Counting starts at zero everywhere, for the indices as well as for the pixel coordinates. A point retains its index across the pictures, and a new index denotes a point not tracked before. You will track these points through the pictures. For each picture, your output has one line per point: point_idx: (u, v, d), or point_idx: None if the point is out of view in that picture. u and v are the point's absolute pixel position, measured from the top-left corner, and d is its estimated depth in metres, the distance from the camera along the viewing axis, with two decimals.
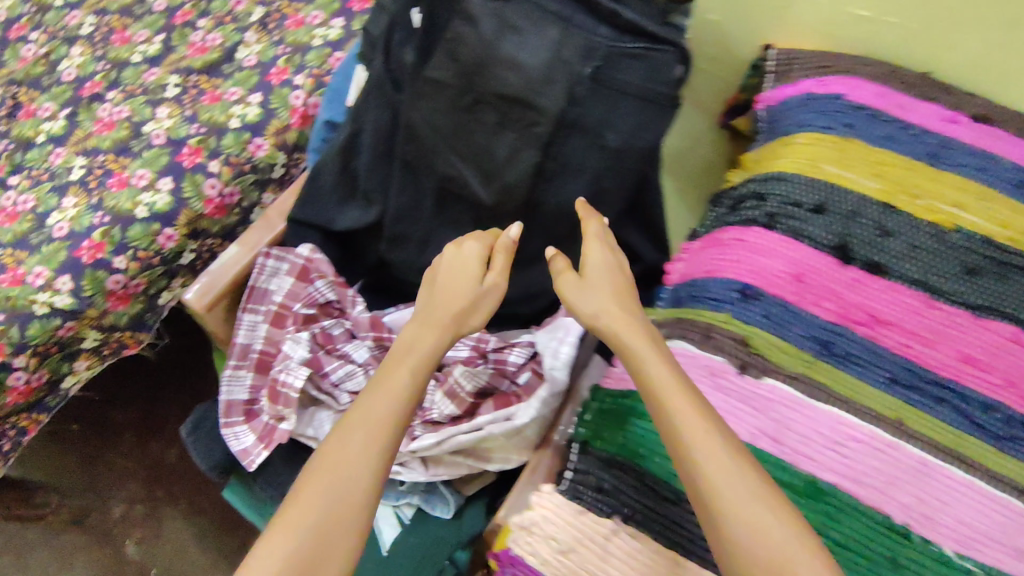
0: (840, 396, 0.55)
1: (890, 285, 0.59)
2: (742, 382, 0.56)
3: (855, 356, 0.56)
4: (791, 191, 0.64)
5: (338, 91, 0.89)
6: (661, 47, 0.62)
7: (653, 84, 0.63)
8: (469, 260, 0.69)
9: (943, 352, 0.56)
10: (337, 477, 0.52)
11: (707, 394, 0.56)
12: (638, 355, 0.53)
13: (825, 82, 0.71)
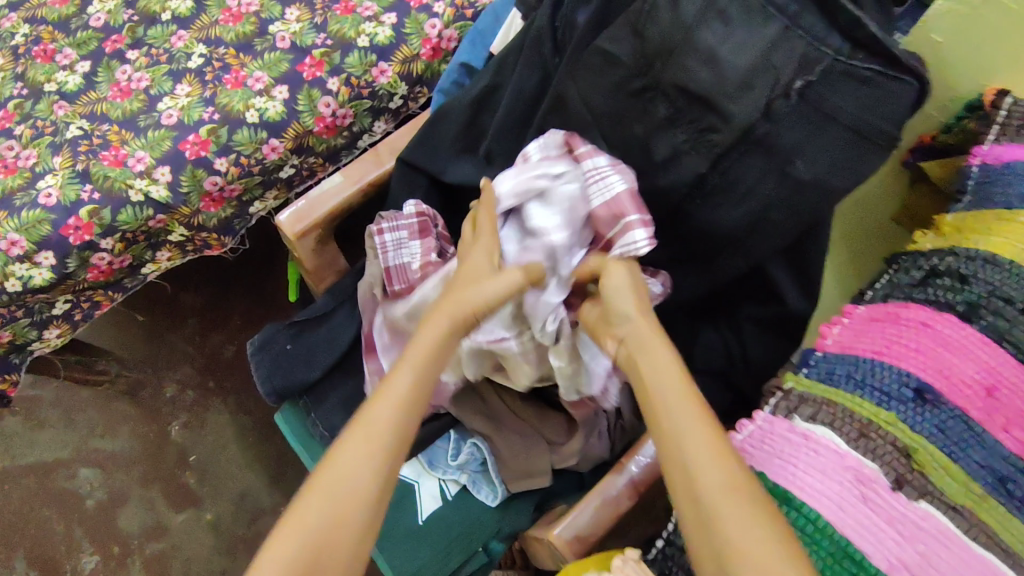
0: (924, 484, 0.47)
1: (967, 337, 0.51)
2: (896, 501, 0.46)
3: (935, 424, 0.48)
4: (1005, 284, 0.51)
5: (483, 35, 0.82)
6: (902, 78, 0.50)
7: (870, 117, 0.51)
8: (478, 260, 0.62)
9: (1011, 419, 0.49)
10: (349, 466, 0.49)
11: (846, 501, 0.47)
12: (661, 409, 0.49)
13: None
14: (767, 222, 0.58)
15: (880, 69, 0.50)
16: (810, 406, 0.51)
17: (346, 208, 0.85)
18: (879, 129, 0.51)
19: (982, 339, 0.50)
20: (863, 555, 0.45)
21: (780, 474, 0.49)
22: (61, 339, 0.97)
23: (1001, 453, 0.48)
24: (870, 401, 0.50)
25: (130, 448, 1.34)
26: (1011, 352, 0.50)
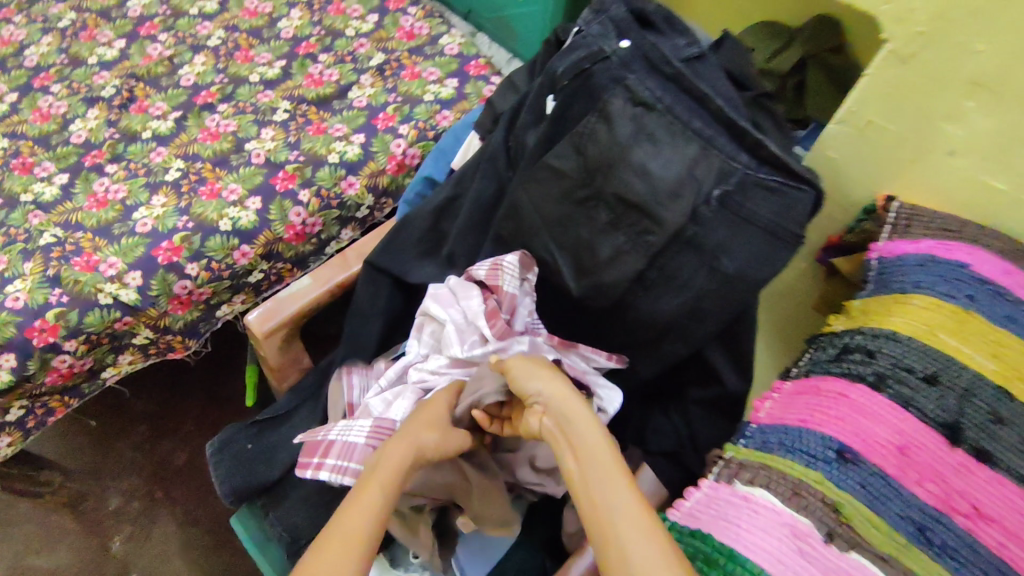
0: (855, 533, 0.51)
1: (880, 403, 0.58)
2: (831, 553, 0.49)
3: (859, 477, 0.54)
4: (901, 356, 0.61)
5: (445, 152, 0.92)
6: (799, 187, 0.61)
7: (783, 222, 0.61)
8: (436, 406, 0.69)
9: (924, 473, 0.55)
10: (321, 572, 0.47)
11: (786, 555, 0.49)
12: (595, 521, 0.47)
13: (948, 245, 0.69)
14: (698, 311, 0.67)
15: (781, 178, 0.61)
16: (748, 470, 0.57)
17: (312, 308, 0.90)
18: (786, 228, 0.61)
19: (891, 401, 0.58)
20: None
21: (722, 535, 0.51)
22: (9, 448, 0.95)
23: (919, 503, 0.54)
24: (799, 462, 0.56)
25: (64, 569, 1.24)
26: (915, 413, 0.58)
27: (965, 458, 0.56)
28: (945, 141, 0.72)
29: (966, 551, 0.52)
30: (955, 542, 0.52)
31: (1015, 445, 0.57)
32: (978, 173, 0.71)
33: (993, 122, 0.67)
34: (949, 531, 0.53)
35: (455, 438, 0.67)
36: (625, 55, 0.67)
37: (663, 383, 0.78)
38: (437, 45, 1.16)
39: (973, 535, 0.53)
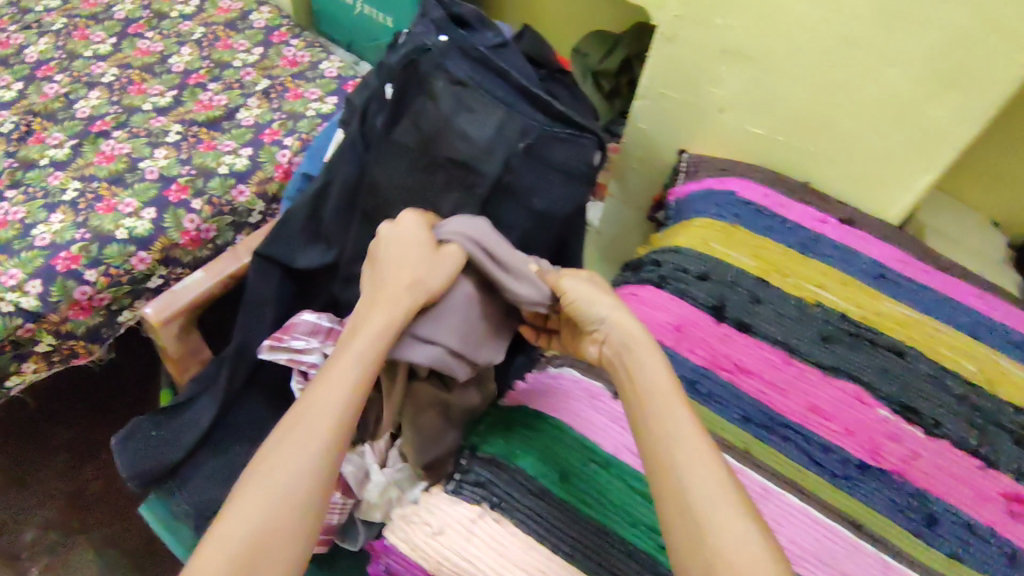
0: None
1: (661, 296, 0.74)
2: (618, 405, 0.64)
3: None
4: (682, 262, 0.76)
5: (319, 150, 1.04)
6: (583, 136, 0.77)
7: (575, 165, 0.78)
8: (417, 231, 0.67)
9: (696, 342, 0.70)
10: (286, 462, 0.50)
11: (583, 410, 0.64)
12: (660, 468, 0.51)
13: (723, 181, 0.86)
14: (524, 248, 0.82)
15: (570, 129, 0.77)
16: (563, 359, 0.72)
17: (207, 298, 0.99)
18: (577, 169, 0.78)
19: (670, 295, 0.74)
20: (595, 442, 0.62)
21: (538, 405, 0.66)
22: None
23: (689, 364, 0.69)
24: None
25: None
26: (688, 301, 0.73)
27: (729, 328, 0.71)
28: (715, 101, 0.88)
29: (726, 395, 0.67)
30: (718, 389, 0.67)
31: (771, 318, 0.72)
32: (742, 122, 0.87)
33: (741, 82, 0.84)
34: (714, 380, 0.68)
35: (447, 257, 0.66)
36: (443, 45, 0.80)
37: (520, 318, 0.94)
38: (318, 69, 1.30)
39: (732, 383, 0.68)
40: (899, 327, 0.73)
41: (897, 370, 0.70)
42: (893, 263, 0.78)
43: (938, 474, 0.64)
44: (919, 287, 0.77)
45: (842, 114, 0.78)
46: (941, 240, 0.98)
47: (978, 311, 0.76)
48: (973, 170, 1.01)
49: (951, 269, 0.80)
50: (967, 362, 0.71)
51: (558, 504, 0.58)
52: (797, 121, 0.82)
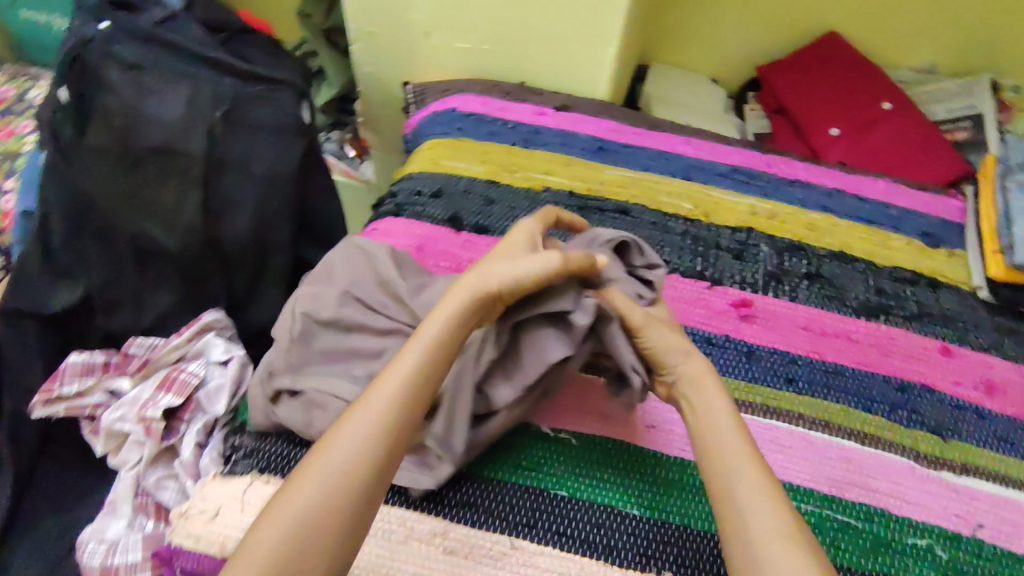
0: None
1: (399, 224, 0.74)
2: None
3: None
4: (414, 185, 0.78)
5: (32, 182, 0.95)
6: (279, 89, 0.78)
7: (281, 117, 0.79)
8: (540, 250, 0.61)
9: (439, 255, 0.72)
10: (338, 452, 0.44)
11: None
12: (709, 435, 0.51)
13: (444, 101, 0.88)
14: (265, 217, 0.82)
15: (262, 86, 0.77)
16: None
17: None
18: (287, 122, 0.79)
19: (407, 219, 0.75)
20: None
21: None
22: None
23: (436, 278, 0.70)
24: None
25: None
26: (426, 220, 0.75)
27: (468, 234, 0.74)
28: (418, 26, 0.90)
29: None
30: None
31: (506, 216, 0.76)
32: (448, 41, 0.91)
33: (428, 1, 0.86)
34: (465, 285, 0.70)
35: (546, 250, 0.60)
36: (105, 31, 0.72)
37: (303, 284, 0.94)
38: (26, 100, 1.18)
39: None
40: (621, 188, 0.80)
41: (626, 228, 0.77)
42: (607, 134, 0.85)
43: (886, 356, 0.69)
44: (632, 148, 0.84)
45: (523, 10, 0.83)
46: (666, 106, 1.06)
47: (688, 155, 0.84)
48: (675, 37, 1.10)
49: (662, 126, 0.88)
50: (685, 202, 0.79)
51: None
52: (491, 25, 0.86)
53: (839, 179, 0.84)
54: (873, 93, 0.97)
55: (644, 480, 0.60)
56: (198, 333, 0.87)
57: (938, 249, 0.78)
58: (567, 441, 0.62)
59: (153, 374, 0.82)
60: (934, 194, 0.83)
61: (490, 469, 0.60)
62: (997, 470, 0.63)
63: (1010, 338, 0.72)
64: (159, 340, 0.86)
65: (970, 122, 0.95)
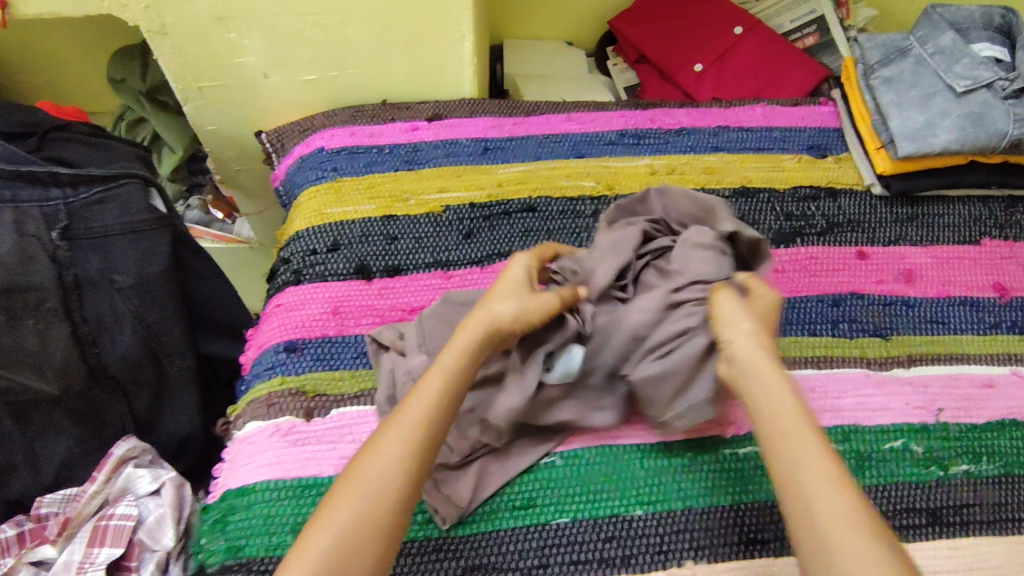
0: (329, 396, 0.61)
1: (302, 293, 0.68)
2: (315, 425, 0.60)
3: (311, 355, 0.64)
4: (306, 244, 0.72)
5: None
6: (120, 183, 0.66)
7: (132, 216, 0.67)
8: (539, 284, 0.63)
9: (357, 313, 0.66)
10: (373, 470, 0.48)
11: (284, 453, 0.59)
12: (790, 457, 0.47)
13: (308, 142, 0.81)
14: (152, 323, 0.71)
15: (99, 187, 0.65)
16: (242, 416, 0.62)
17: None
18: (140, 219, 0.67)
19: (310, 284, 0.68)
20: (311, 476, 0.57)
21: (238, 480, 0.59)
22: None
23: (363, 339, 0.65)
24: (263, 380, 0.63)
25: None
26: (331, 280, 0.69)
27: (381, 281, 0.69)
28: (254, 68, 0.81)
29: None
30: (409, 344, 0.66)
31: (416, 249, 0.71)
32: (293, 75, 0.82)
33: (258, 41, 0.78)
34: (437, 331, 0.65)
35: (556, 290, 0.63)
36: None
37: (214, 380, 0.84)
38: None
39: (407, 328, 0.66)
40: (520, 185, 0.77)
41: (537, 225, 0.74)
42: (489, 132, 0.82)
43: (941, 278, 0.72)
44: (518, 140, 0.81)
45: (361, 24, 0.77)
46: (532, 81, 1.03)
47: (574, 132, 0.82)
48: (520, 9, 1.07)
49: (539, 109, 0.85)
50: (586, 181, 0.78)
51: None
52: (334, 49, 0.80)
53: (720, 115, 0.85)
54: (721, 22, 0.99)
55: (639, 476, 0.58)
56: (116, 471, 0.79)
57: (826, 158, 0.81)
58: (561, 465, 0.59)
59: (80, 530, 0.75)
60: (806, 105, 0.86)
61: (495, 527, 0.55)
62: (938, 352, 0.67)
63: (911, 224, 0.76)
64: (72, 491, 0.78)
65: (814, 27, 0.99)
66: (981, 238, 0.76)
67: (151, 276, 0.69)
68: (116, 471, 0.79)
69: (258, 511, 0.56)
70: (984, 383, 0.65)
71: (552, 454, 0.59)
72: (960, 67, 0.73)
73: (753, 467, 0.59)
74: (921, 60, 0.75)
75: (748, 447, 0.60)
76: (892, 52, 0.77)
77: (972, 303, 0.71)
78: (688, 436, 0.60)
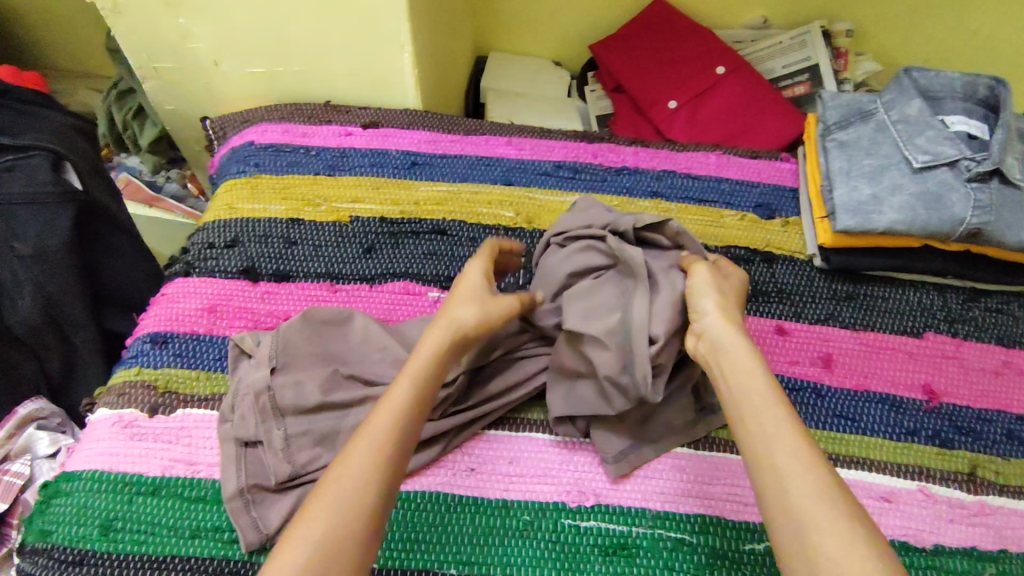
0: (179, 396, 0.61)
1: (187, 286, 0.67)
2: (155, 422, 0.59)
3: (174, 351, 0.63)
4: (207, 237, 0.71)
5: None
6: (30, 153, 0.70)
7: (36, 187, 0.69)
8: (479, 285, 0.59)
9: (233, 316, 0.66)
10: (357, 460, 0.45)
11: (117, 446, 0.58)
12: (791, 493, 0.42)
13: (242, 134, 0.80)
14: (51, 294, 0.72)
15: (10, 155, 0.69)
16: (97, 399, 0.62)
17: None
18: (45, 192, 0.69)
19: (196, 278, 0.68)
20: (136, 474, 0.57)
21: (72, 464, 0.58)
22: None
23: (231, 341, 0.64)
24: (124, 368, 0.63)
25: None
26: (218, 277, 0.68)
27: (265, 286, 0.68)
28: (203, 56, 0.81)
29: None
30: None
31: (312, 258, 0.70)
32: (240, 66, 0.82)
33: (207, 29, 0.77)
34: None
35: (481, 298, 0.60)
36: None
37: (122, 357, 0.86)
38: None
39: None
40: (437, 206, 0.75)
41: (443, 249, 0.71)
42: (421, 147, 0.79)
43: (870, 369, 0.65)
44: (449, 158, 0.79)
45: (303, 22, 0.76)
46: (503, 98, 1.00)
47: (509, 157, 0.79)
48: (506, 24, 1.04)
49: (481, 129, 0.82)
50: (506, 210, 0.75)
51: (108, 558, 0.53)
52: (279, 46, 0.79)
53: (669, 159, 0.80)
54: (704, 59, 0.93)
55: (464, 531, 0.55)
56: (20, 429, 0.75)
57: (772, 219, 0.75)
58: None
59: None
60: (766, 160, 0.80)
61: None
62: (838, 453, 0.60)
63: (847, 304, 0.69)
64: None
65: (805, 77, 0.92)
66: (924, 331, 0.68)
67: (52, 247, 0.70)
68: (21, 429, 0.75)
69: (77, 500, 0.56)
70: (881, 496, 0.58)
71: None
72: (923, 139, 0.66)
73: (589, 544, 0.55)
74: (883, 126, 0.69)
75: (591, 520, 0.56)
76: (854, 114, 0.72)
77: (893, 402, 0.63)
78: (532, 499, 0.57)
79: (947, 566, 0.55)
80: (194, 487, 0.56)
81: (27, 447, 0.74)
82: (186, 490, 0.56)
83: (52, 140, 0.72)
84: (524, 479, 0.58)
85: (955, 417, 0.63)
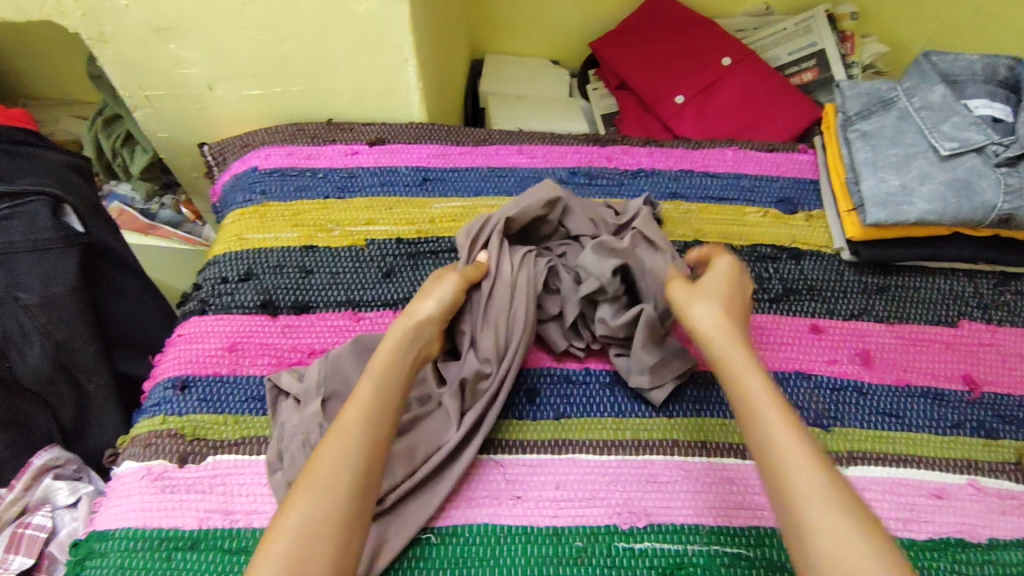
0: (209, 442, 0.59)
1: (204, 325, 0.65)
2: (186, 472, 0.57)
3: (198, 394, 0.61)
4: (219, 271, 0.69)
5: None
6: (27, 198, 0.67)
7: (37, 234, 0.66)
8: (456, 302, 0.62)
9: (255, 353, 0.64)
10: (323, 464, 0.47)
11: (150, 499, 0.56)
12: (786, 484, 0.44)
13: (244, 160, 0.78)
14: (60, 341, 0.69)
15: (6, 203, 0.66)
16: (123, 452, 0.60)
17: None
18: (47, 238, 0.66)
19: (212, 316, 0.66)
20: (172, 528, 0.55)
21: (103, 522, 0.56)
22: None
23: (256, 380, 0.62)
24: (147, 417, 0.61)
25: None
26: (235, 313, 0.66)
27: (286, 320, 0.66)
28: (196, 81, 0.78)
29: None
30: None
31: (331, 286, 0.68)
32: (237, 89, 0.79)
33: (200, 54, 0.74)
34: None
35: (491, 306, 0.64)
36: None
37: (135, 398, 0.83)
38: None
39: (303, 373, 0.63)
40: (454, 222, 0.73)
41: None
42: (431, 161, 0.77)
43: (909, 363, 0.64)
44: (461, 171, 0.76)
45: (301, 42, 0.73)
46: (505, 102, 0.98)
47: (522, 166, 0.77)
48: (502, 25, 1.02)
49: (491, 138, 0.80)
50: None
51: None
52: (276, 67, 0.76)
53: (685, 157, 0.78)
54: (708, 50, 0.91)
55: (517, 563, 0.53)
56: (37, 480, 0.72)
57: (796, 214, 0.74)
58: (431, 542, 0.54)
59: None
60: (783, 152, 0.78)
61: None
62: (885, 452, 0.60)
63: (879, 297, 0.68)
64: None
65: (811, 63, 0.90)
66: (959, 319, 0.67)
67: (57, 294, 0.67)
68: (37, 481, 0.72)
69: (112, 560, 0.53)
70: (932, 493, 0.58)
71: (423, 531, 0.55)
72: (947, 126, 0.65)
73: (645, 566, 0.54)
74: (905, 114, 0.68)
75: (645, 542, 0.55)
76: (874, 102, 0.70)
77: (935, 395, 0.63)
78: (583, 524, 0.56)
79: (1005, 560, 0.55)
80: (235, 538, 0.54)
81: (46, 499, 0.71)
82: (225, 540, 0.54)
83: (48, 182, 0.69)
84: (573, 503, 0.57)
85: (997, 406, 0.63)
